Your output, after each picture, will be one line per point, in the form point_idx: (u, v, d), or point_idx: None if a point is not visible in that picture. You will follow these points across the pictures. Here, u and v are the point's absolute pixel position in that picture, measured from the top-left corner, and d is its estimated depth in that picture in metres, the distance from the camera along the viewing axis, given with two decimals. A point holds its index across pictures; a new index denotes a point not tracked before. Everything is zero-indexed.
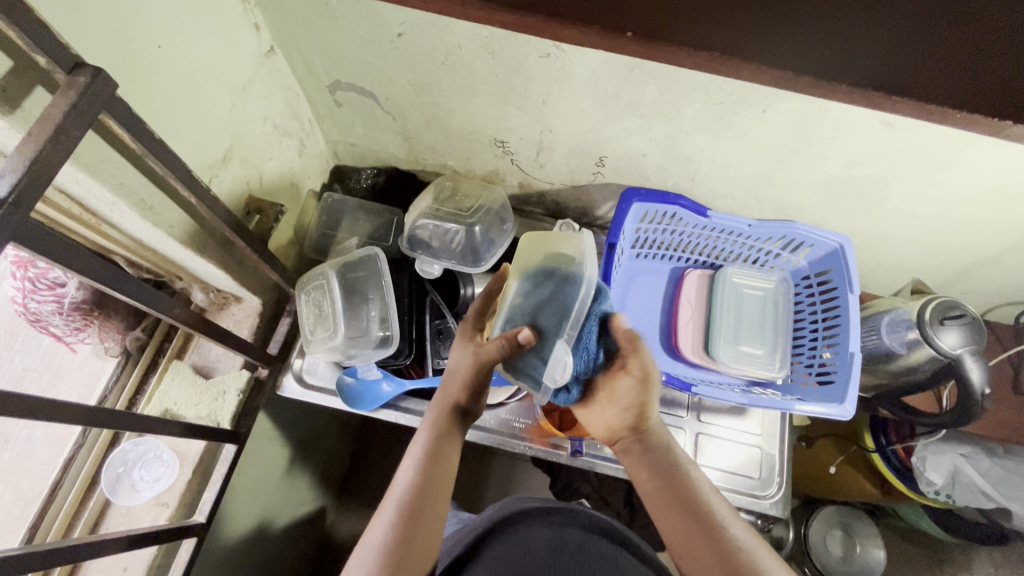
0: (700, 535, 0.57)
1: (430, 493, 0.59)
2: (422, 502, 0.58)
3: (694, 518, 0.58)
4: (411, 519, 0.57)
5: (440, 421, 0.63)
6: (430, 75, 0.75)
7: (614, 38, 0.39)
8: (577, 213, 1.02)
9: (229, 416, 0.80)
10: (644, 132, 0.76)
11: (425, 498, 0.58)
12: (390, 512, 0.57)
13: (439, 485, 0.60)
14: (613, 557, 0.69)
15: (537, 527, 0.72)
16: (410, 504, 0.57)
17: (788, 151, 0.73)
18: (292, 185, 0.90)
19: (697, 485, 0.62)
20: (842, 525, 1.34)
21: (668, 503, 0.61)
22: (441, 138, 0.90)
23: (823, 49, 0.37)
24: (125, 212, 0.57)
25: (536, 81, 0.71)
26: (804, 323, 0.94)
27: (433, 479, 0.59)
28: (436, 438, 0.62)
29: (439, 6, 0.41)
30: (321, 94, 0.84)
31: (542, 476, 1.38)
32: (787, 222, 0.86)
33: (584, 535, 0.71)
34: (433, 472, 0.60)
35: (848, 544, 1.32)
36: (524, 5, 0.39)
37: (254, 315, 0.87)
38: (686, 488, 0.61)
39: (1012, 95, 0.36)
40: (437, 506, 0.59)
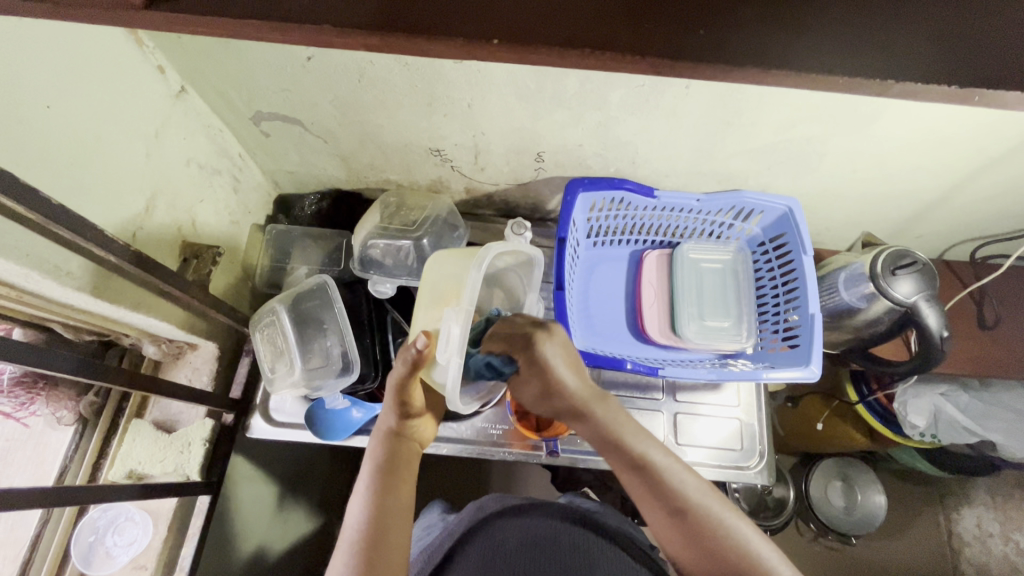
0: (660, 509, 0.59)
1: (383, 527, 0.57)
2: (378, 533, 0.57)
3: (663, 496, 0.58)
4: (369, 553, 0.56)
5: (378, 453, 0.64)
6: (349, 94, 0.74)
7: (483, 46, 0.37)
8: (529, 210, 1.01)
9: (198, 467, 0.78)
10: (576, 123, 0.75)
11: (378, 526, 0.57)
12: (344, 551, 0.56)
13: (393, 513, 0.59)
14: (586, 545, 0.68)
15: (511, 528, 0.70)
16: (364, 539, 0.56)
17: (719, 123, 0.72)
18: (232, 223, 0.88)
19: (656, 453, 0.60)
20: (841, 476, 1.36)
21: (636, 484, 0.60)
22: (378, 155, 0.88)
23: (698, 30, 0.36)
24: (41, 281, 0.55)
25: (457, 86, 0.70)
26: (765, 290, 0.93)
27: (384, 506, 0.59)
28: (380, 470, 0.62)
29: (297, 37, 0.37)
30: (246, 127, 0.82)
31: (542, 473, 1.38)
32: (733, 191, 0.85)
33: (555, 528, 0.70)
34: (386, 504, 0.59)
35: (849, 495, 1.35)
36: (383, 25, 0.37)
37: (212, 360, 0.85)
38: (642, 457, 0.59)
39: (894, 54, 0.35)
40: (395, 533, 0.58)
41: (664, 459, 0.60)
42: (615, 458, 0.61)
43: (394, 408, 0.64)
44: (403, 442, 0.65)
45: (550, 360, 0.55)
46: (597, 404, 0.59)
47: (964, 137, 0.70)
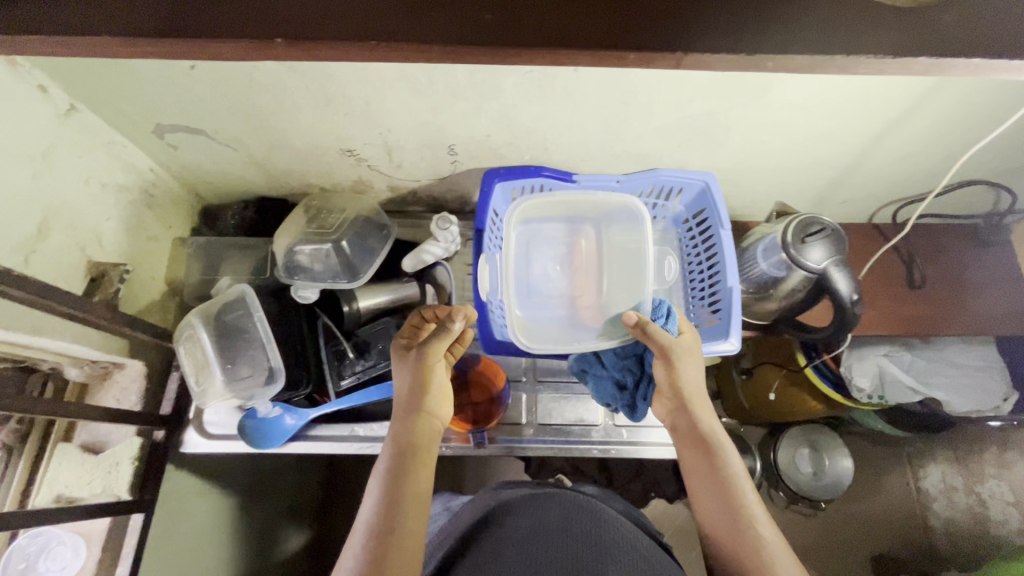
0: (725, 512, 0.62)
1: (397, 511, 0.60)
2: (392, 516, 0.60)
3: (719, 491, 0.63)
4: (380, 537, 0.58)
5: (397, 440, 0.67)
6: (244, 100, 0.73)
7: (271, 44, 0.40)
8: (458, 203, 1.00)
9: (129, 486, 0.79)
10: (478, 114, 0.75)
11: (391, 509, 0.60)
12: (360, 533, 0.59)
13: (406, 498, 0.61)
14: (599, 537, 0.64)
15: (520, 516, 0.68)
16: (379, 523, 0.59)
17: (618, 104, 0.72)
18: (149, 239, 0.87)
19: (735, 463, 0.65)
20: (809, 443, 1.38)
21: (700, 481, 0.66)
22: (292, 159, 0.87)
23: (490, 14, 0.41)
24: None
25: (348, 84, 0.69)
26: (692, 266, 0.94)
27: (398, 492, 0.62)
28: (397, 455, 0.65)
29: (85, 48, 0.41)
30: (150, 140, 0.81)
31: (512, 465, 1.38)
32: (650, 171, 0.85)
33: (564, 511, 0.68)
34: (398, 489, 0.62)
35: (817, 459, 1.37)
36: (164, 31, 0.40)
37: (140, 378, 0.85)
38: (724, 462, 0.65)
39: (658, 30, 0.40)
40: (410, 518, 0.60)
41: (739, 468, 0.65)
42: (697, 456, 0.67)
43: (419, 388, 0.70)
44: (421, 429, 0.68)
45: (682, 366, 0.69)
46: (697, 403, 0.69)
47: (858, 102, 0.70)
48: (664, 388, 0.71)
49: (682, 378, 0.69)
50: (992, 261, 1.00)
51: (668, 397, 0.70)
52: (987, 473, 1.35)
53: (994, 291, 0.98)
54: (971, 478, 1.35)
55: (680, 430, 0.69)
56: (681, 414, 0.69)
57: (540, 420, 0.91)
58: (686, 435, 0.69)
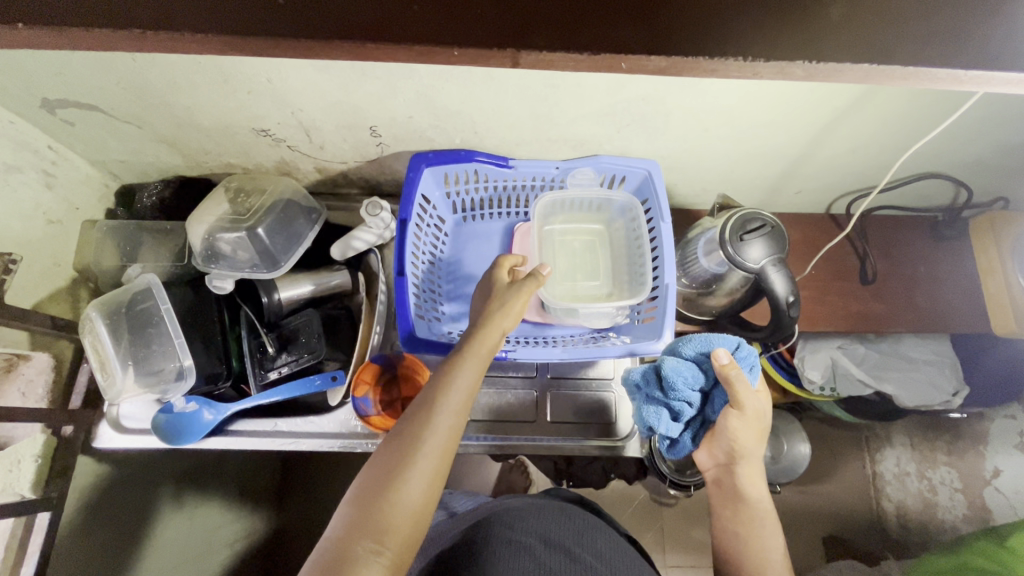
0: None
1: (429, 433, 0.55)
2: (421, 440, 0.55)
3: (749, 559, 0.63)
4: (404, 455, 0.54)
5: (451, 363, 0.61)
6: (132, 74, 0.66)
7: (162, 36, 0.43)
8: (394, 187, 0.95)
9: (31, 484, 0.75)
10: (393, 95, 0.69)
11: (420, 436, 0.55)
12: (393, 438, 0.56)
13: (443, 426, 0.56)
14: (599, 549, 0.69)
15: (531, 523, 0.70)
16: (409, 439, 0.55)
17: (544, 88, 0.66)
18: (50, 222, 0.81)
19: (771, 540, 0.64)
20: (769, 427, 1.30)
21: (728, 543, 0.66)
22: (200, 136, 0.80)
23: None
24: None
25: (241, 61, 0.62)
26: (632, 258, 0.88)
27: (434, 415, 0.56)
28: (444, 380, 0.59)
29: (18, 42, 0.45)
30: (42, 117, 0.74)
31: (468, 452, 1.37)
32: (588, 158, 0.80)
33: (571, 525, 0.72)
34: (437, 409, 0.57)
35: (776, 444, 1.29)
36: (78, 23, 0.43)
37: (46, 371, 0.80)
38: (757, 534, 0.64)
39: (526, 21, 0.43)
40: (441, 446, 0.56)
41: (775, 546, 0.64)
42: (734, 518, 0.66)
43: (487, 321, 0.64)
44: (473, 364, 0.61)
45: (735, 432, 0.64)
46: (748, 468, 0.65)
47: (802, 91, 0.64)
48: (719, 440, 0.67)
49: (742, 444, 0.65)
50: (944, 256, 0.98)
51: (722, 451, 0.67)
52: (939, 460, 1.35)
53: (940, 288, 0.97)
54: (924, 464, 1.35)
55: (723, 486, 0.67)
56: (727, 473, 0.67)
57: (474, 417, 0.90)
58: (727, 495, 0.67)
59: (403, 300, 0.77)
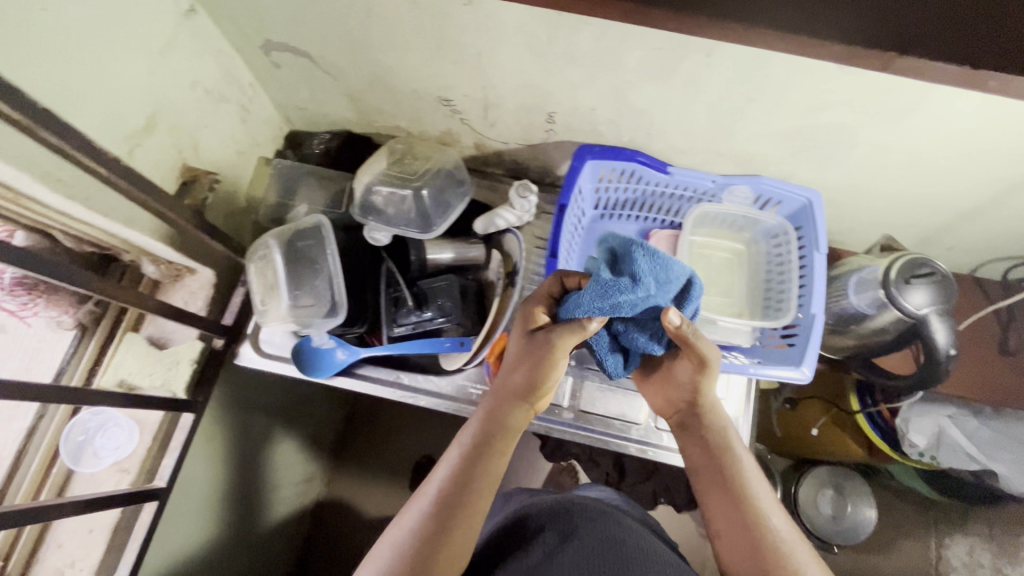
0: (740, 527, 0.63)
1: (466, 485, 0.60)
2: (456, 493, 0.59)
3: (733, 503, 0.65)
4: (441, 515, 0.57)
5: (485, 421, 0.66)
6: (357, 28, 0.70)
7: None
8: (539, 174, 0.98)
9: (184, 385, 0.82)
10: (588, 84, 0.71)
11: (470, 473, 0.61)
12: (428, 496, 0.59)
13: (480, 477, 0.61)
14: (625, 546, 0.62)
15: (547, 522, 0.65)
16: (445, 496, 0.59)
17: (742, 99, 0.67)
18: (237, 153, 0.87)
19: (771, 513, 0.63)
20: (834, 485, 1.24)
21: (717, 498, 0.66)
22: (386, 98, 0.85)
23: None
24: (32, 186, 0.56)
25: (465, 31, 0.66)
26: (771, 282, 0.87)
27: (468, 473, 0.61)
28: (479, 436, 0.64)
29: None
30: (257, 56, 0.81)
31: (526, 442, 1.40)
32: (752, 177, 0.81)
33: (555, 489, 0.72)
34: (471, 468, 0.61)
35: (839, 503, 1.24)
36: None
37: (208, 287, 0.87)
38: (743, 490, 0.65)
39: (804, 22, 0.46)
40: (477, 502, 0.59)
41: (770, 508, 0.64)
42: (711, 472, 0.68)
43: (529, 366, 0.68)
44: (501, 426, 0.65)
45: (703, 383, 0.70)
46: (712, 414, 0.72)
47: (1010, 143, 0.63)
48: (684, 383, 0.73)
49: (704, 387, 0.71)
50: None
51: (684, 398, 0.74)
52: None
53: None
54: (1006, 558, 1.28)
55: (688, 428, 0.73)
56: (690, 417, 0.74)
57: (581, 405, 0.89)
58: (689, 438, 0.73)
59: None
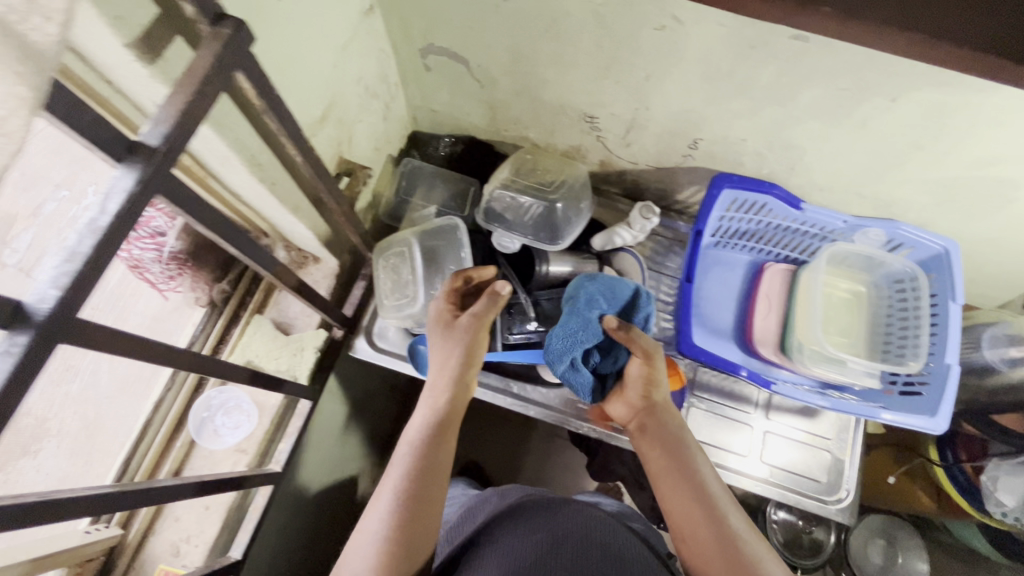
0: (705, 522, 0.57)
1: (430, 476, 0.59)
2: (421, 483, 0.58)
3: (690, 486, 0.60)
4: (412, 506, 0.57)
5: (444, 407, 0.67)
6: (530, 41, 0.71)
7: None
8: (657, 196, 0.99)
9: (307, 372, 0.82)
10: (750, 116, 0.72)
11: (434, 464, 0.61)
12: (392, 485, 0.58)
13: (438, 468, 0.61)
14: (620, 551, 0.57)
15: (509, 529, 0.61)
16: (408, 490, 0.58)
17: (912, 145, 0.68)
18: (374, 149, 0.89)
19: (721, 503, 0.58)
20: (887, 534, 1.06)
21: (670, 492, 0.61)
22: (527, 109, 0.86)
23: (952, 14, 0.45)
24: (235, 167, 0.57)
25: (644, 53, 0.67)
26: (890, 327, 0.86)
27: (433, 467, 0.60)
28: (432, 429, 0.64)
29: None
30: (412, 57, 0.82)
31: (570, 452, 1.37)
32: (889, 221, 0.81)
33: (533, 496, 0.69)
34: (431, 461, 0.61)
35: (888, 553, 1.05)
36: None
37: (331, 276, 0.88)
38: (699, 479, 0.60)
39: None
40: (436, 490, 0.59)
41: (727, 501, 0.59)
42: (661, 464, 0.63)
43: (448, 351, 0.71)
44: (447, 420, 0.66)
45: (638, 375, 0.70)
46: (664, 408, 0.69)
47: None
48: (631, 384, 0.71)
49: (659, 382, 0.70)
50: None
51: (638, 394, 0.70)
52: None
53: None
54: None
55: (647, 429, 0.68)
56: (647, 415, 0.69)
57: None
58: (652, 421, 0.68)
59: (684, 308, 0.79)
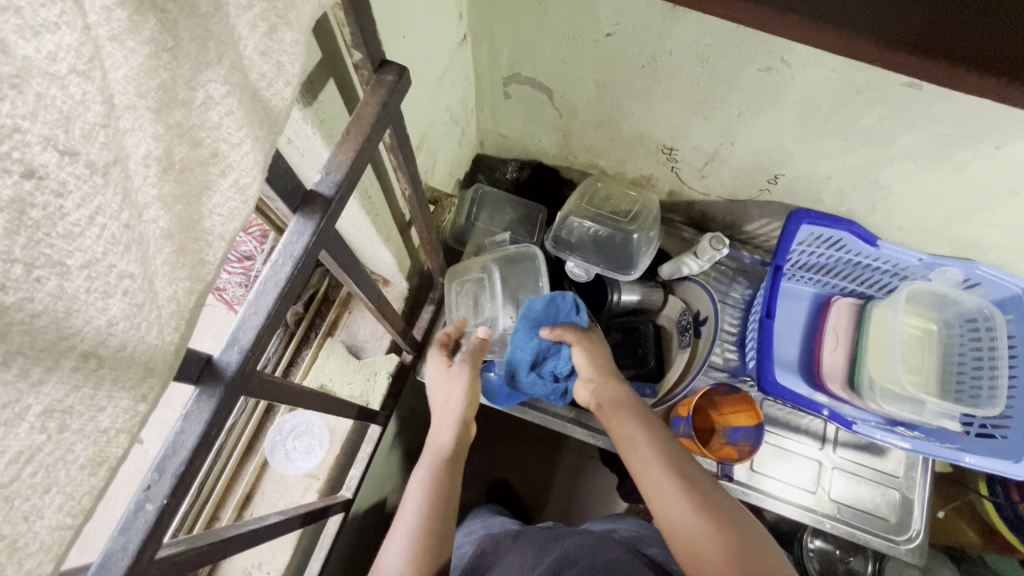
0: (688, 510, 0.56)
1: (439, 503, 0.61)
2: (431, 510, 0.60)
3: (678, 478, 0.59)
4: (430, 537, 0.58)
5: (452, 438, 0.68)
6: (623, 77, 0.71)
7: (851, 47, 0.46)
8: (723, 226, 0.99)
9: (380, 398, 0.82)
10: (840, 155, 0.72)
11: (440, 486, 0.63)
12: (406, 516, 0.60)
13: (447, 495, 0.62)
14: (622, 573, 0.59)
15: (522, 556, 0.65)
16: (422, 522, 0.59)
17: (1007, 191, 0.68)
18: (448, 174, 0.89)
19: (710, 494, 0.58)
20: None
21: (651, 487, 0.60)
22: (603, 139, 0.86)
23: None
24: (347, 201, 0.57)
25: (742, 93, 0.67)
26: (964, 367, 0.85)
27: (441, 492, 0.62)
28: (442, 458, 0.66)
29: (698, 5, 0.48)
30: (493, 85, 0.82)
31: (610, 477, 1.23)
32: (968, 262, 0.80)
33: (545, 535, 0.69)
34: (439, 486, 0.62)
35: None
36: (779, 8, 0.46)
37: (401, 299, 0.88)
38: (684, 469, 0.60)
39: None
40: (448, 520, 0.61)
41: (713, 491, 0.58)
42: (644, 454, 0.63)
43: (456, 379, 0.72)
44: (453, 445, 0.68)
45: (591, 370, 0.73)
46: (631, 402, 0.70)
47: None
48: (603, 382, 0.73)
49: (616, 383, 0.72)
50: None
51: (610, 393, 0.71)
52: None
53: None
54: None
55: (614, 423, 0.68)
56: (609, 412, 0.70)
57: (752, 465, 0.90)
58: (613, 412, 0.69)
59: (766, 343, 0.79)
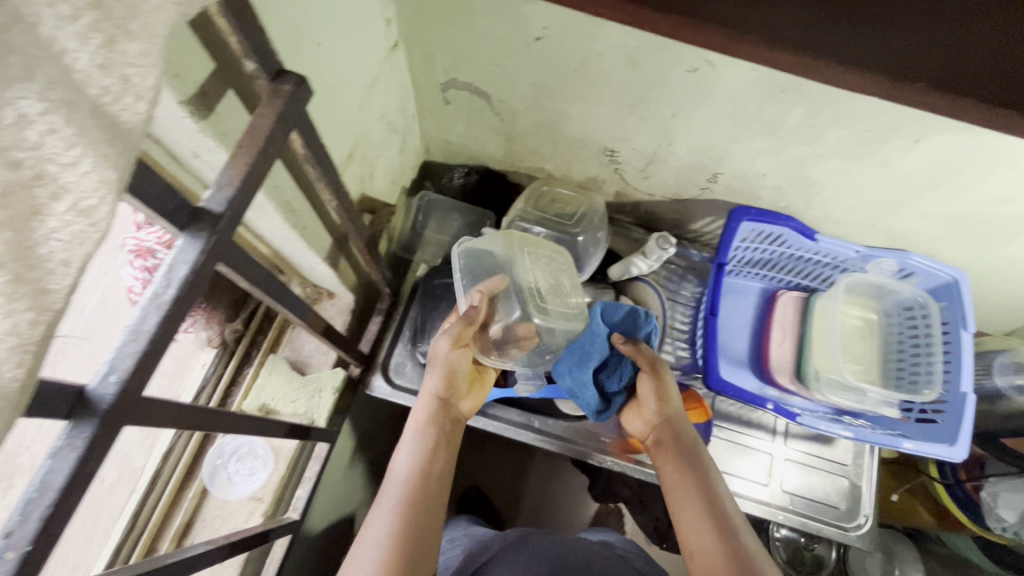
0: (706, 517, 0.58)
1: (425, 484, 0.60)
2: (409, 494, 0.58)
3: (702, 493, 0.60)
4: (411, 515, 0.56)
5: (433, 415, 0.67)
6: (556, 81, 0.71)
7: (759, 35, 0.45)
8: (671, 225, 0.99)
9: (325, 415, 0.79)
10: (772, 153, 0.74)
11: (429, 471, 0.61)
12: (387, 497, 0.58)
13: (433, 478, 0.61)
14: None
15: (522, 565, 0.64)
16: (405, 501, 0.57)
17: (928, 184, 0.70)
18: (390, 181, 0.88)
19: (733, 511, 0.59)
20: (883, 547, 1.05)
21: (678, 495, 0.62)
22: (547, 142, 0.86)
23: None
24: (269, 214, 0.55)
25: (672, 93, 0.67)
26: (902, 354, 0.88)
27: (430, 473, 0.61)
28: (433, 439, 0.64)
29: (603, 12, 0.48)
30: (432, 91, 0.81)
31: (576, 478, 1.23)
32: (901, 252, 0.83)
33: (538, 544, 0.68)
34: (426, 468, 0.61)
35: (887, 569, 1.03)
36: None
37: (346, 311, 0.85)
38: (711, 485, 0.61)
39: None
40: (432, 503, 0.59)
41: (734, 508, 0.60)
42: (679, 465, 0.64)
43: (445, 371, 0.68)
44: (444, 426, 0.67)
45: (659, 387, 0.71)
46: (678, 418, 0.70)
47: None
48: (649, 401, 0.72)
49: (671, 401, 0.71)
50: None
51: (655, 409, 0.71)
52: None
53: None
54: None
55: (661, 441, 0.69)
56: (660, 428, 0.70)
57: None
58: (664, 451, 0.68)
59: (711, 340, 0.80)
